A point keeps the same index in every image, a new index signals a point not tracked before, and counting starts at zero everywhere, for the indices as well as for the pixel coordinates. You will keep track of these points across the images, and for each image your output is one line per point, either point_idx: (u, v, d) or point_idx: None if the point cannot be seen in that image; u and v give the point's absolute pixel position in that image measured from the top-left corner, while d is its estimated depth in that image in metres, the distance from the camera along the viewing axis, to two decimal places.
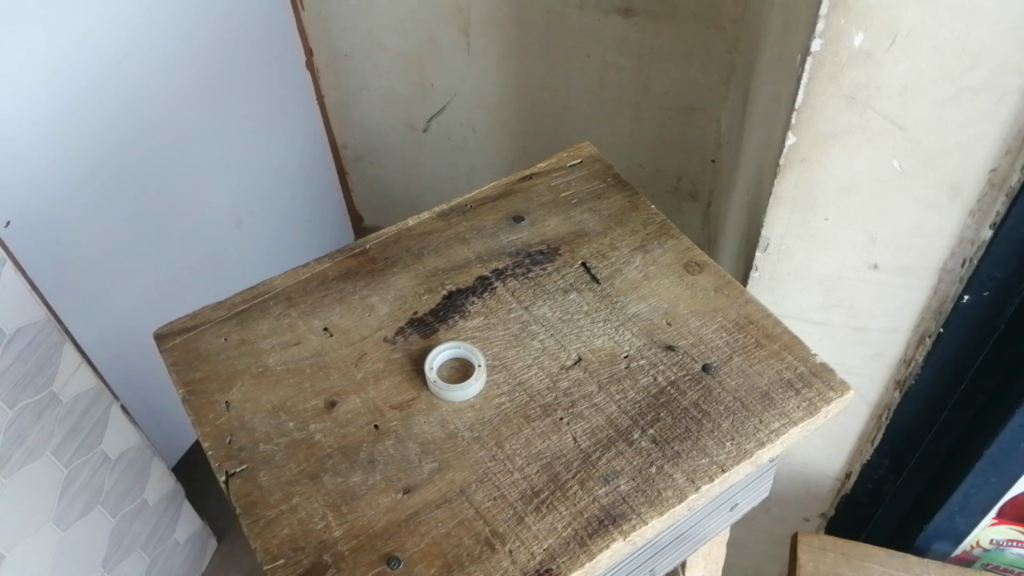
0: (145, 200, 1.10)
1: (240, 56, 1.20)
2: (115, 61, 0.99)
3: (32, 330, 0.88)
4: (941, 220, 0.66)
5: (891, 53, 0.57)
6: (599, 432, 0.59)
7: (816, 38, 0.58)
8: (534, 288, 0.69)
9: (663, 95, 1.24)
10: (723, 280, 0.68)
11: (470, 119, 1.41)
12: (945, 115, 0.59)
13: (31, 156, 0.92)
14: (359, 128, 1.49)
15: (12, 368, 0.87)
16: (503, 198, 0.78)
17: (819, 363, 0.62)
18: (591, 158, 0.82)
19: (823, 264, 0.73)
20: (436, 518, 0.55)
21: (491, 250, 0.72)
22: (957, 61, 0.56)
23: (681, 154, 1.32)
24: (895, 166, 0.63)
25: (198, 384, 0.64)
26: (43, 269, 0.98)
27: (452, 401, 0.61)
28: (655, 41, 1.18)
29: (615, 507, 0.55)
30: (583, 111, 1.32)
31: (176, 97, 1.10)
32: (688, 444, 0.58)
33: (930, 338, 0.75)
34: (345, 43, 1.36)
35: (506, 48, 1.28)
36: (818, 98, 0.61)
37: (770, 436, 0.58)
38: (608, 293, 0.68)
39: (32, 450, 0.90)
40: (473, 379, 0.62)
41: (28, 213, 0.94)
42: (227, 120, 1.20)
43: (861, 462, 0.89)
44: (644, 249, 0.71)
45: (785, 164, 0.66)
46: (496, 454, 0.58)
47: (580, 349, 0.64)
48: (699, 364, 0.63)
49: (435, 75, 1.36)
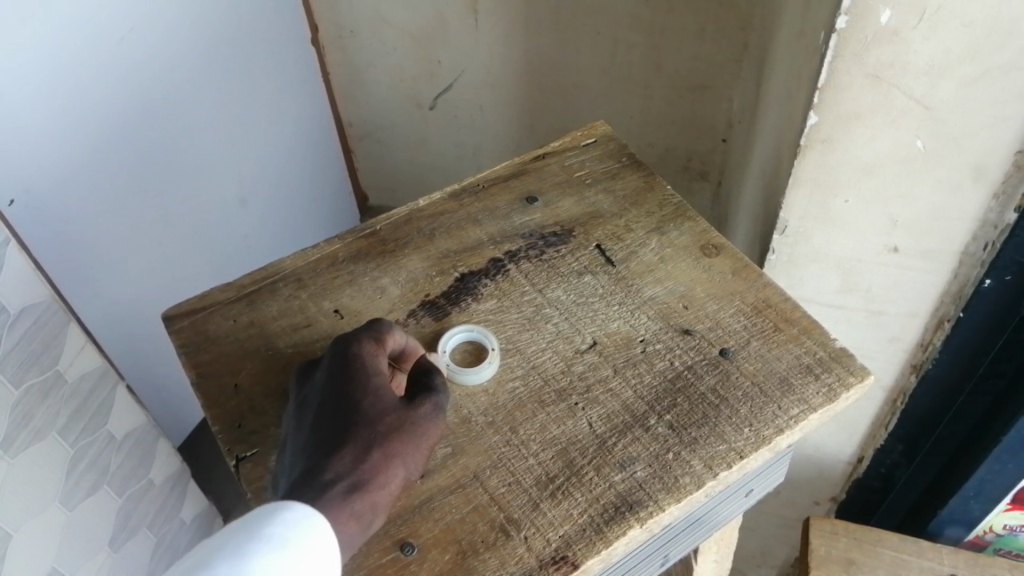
0: (149, 179, 1.08)
1: (245, 30, 1.18)
2: (120, 37, 0.97)
3: (36, 309, 0.88)
4: (964, 203, 0.65)
5: (918, 31, 0.55)
6: (615, 417, 0.58)
7: (842, 15, 0.56)
8: (548, 271, 0.68)
9: (674, 73, 1.23)
10: (741, 263, 0.67)
11: (478, 97, 1.39)
12: (972, 94, 0.58)
13: (33, 132, 0.90)
14: (365, 105, 1.48)
15: (18, 347, 0.86)
16: (515, 178, 0.76)
17: (838, 348, 0.61)
18: (605, 137, 0.80)
19: (841, 247, 0.71)
20: (450, 504, 0.54)
21: (504, 231, 0.71)
22: (986, 39, 0.54)
23: (692, 133, 1.30)
24: (918, 147, 0.62)
25: (208, 367, 0.63)
26: (47, 248, 0.96)
27: (468, 381, 0.60)
28: (667, 19, 1.16)
29: (632, 494, 0.54)
30: (592, 89, 1.30)
31: (181, 74, 1.08)
32: (705, 429, 0.57)
33: (949, 323, 0.74)
34: (351, 19, 1.34)
35: (514, 25, 1.26)
36: (842, 77, 0.59)
37: (788, 423, 0.57)
38: (623, 276, 0.67)
39: (38, 430, 0.90)
40: (486, 360, 0.61)
41: (33, 190, 0.92)
42: (233, 96, 1.19)
43: (873, 447, 0.89)
44: (660, 231, 0.70)
45: (806, 144, 0.64)
46: (511, 440, 0.57)
47: (595, 333, 0.63)
48: (717, 349, 0.61)
49: (443, 53, 1.34)
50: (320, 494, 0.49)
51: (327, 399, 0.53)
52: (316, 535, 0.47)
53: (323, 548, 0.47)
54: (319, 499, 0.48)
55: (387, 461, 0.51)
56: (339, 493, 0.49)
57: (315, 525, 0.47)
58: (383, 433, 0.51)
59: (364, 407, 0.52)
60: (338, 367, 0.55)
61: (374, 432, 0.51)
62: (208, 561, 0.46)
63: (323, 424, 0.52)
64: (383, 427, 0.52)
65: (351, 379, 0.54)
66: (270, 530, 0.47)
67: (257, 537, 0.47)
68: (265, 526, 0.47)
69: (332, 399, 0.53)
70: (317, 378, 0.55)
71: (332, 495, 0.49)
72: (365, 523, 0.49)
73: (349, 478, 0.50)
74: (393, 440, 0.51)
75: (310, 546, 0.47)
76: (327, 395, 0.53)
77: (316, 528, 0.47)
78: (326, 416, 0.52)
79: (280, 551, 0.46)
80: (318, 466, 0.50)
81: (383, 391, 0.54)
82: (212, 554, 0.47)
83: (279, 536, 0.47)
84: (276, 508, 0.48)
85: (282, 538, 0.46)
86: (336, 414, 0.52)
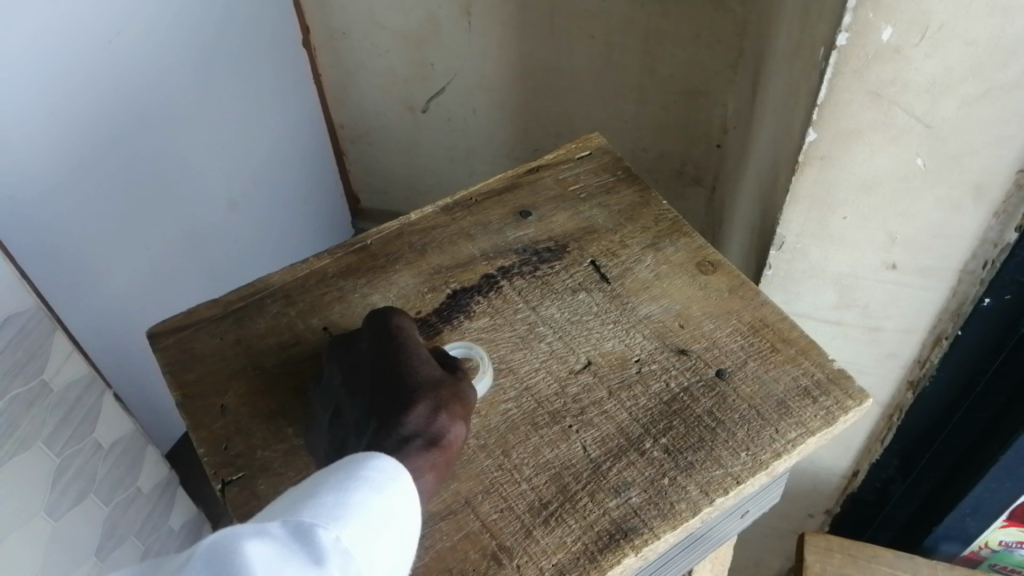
0: (138, 182, 1.06)
1: (233, 32, 1.16)
2: (108, 39, 0.95)
3: (21, 318, 0.86)
4: (963, 221, 0.64)
5: (920, 48, 0.54)
6: (610, 440, 0.57)
7: (842, 32, 0.54)
8: (542, 288, 0.67)
9: (669, 78, 1.21)
10: (737, 281, 0.66)
11: (471, 100, 1.37)
12: (974, 112, 0.56)
13: (17, 140, 0.88)
14: (357, 107, 1.46)
15: (2, 355, 0.84)
16: (509, 191, 0.75)
17: (836, 369, 0.60)
18: (600, 150, 0.79)
19: (839, 264, 0.70)
20: (441, 531, 0.53)
21: (497, 247, 0.70)
22: (989, 58, 0.53)
23: (686, 138, 1.29)
24: (918, 165, 0.61)
25: (193, 387, 0.62)
26: (32, 253, 0.94)
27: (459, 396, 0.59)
28: (662, 23, 1.15)
29: (627, 520, 0.52)
30: (586, 93, 1.29)
31: (170, 76, 1.06)
32: (701, 453, 0.56)
33: (948, 340, 0.73)
34: (343, 21, 1.32)
35: (508, 29, 1.24)
36: (842, 94, 0.58)
37: (786, 447, 0.56)
38: (618, 293, 0.66)
39: (23, 440, 0.88)
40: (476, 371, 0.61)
41: (19, 196, 0.90)
42: (221, 98, 1.17)
43: (869, 462, 0.88)
44: (655, 247, 0.69)
45: (803, 161, 0.63)
46: (503, 464, 0.56)
47: (589, 353, 0.62)
48: (713, 369, 0.60)
49: (435, 55, 1.32)
50: (399, 447, 0.49)
51: (381, 367, 0.54)
52: (408, 484, 0.46)
53: (412, 498, 0.46)
54: (401, 449, 0.49)
55: (456, 420, 0.52)
56: (419, 445, 0.49)
57: (403, 472, 0.47)
58: (447, 395, 0.53)
59: (422, 374, 0.54)
60: (384, 339, 0.56)
61: (438, 394, 0.52)
62: (306, 502, 0.44)
63: (385, 386, 0.53)
64: (445, 390, 0.53)
65: (401, 349, 0.55)
66: (367, 473, 0.46)
67: (356, 477, 0.45)
68: (359, 470, 0.46)
69: (388, 366, 0.54)
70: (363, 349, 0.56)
71: (413, 446, 0.49)
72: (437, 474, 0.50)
73: (425, 432, 0.50)
74: (455, 403, 0.53)
75: (404, 491, 0.46)
76: (380, 362, 0.54)
77: (407, 477, 0.47)
78: (383, 382, 0.53)
79: (378, 492, 0.45)
80: (394, 421, 0.50)
81: (431, 362, 0.55)
82: (311, 494, 0.44)
83: (378, 480, 0.45)
84: (367, 456, 0.47)
85: (381, 480, 0.45)
86: (396, 378, 0.53)
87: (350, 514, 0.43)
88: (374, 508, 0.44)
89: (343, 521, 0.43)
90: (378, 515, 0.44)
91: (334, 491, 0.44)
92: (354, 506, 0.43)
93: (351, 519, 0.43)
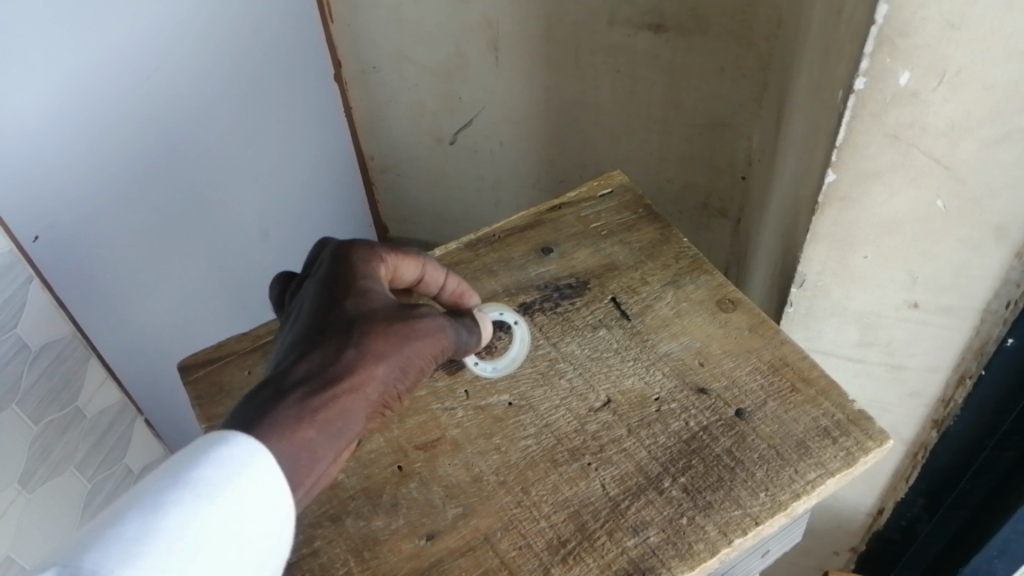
0: (171, 213, 1.08)
1: (264, 68, 1.19)
2: (145, 75, 0.97)
3: (57, 345, 0.90)
4: (985, 261, 0.63)
5: (938, 92, 0.54)
6: (628, 479, 0.57)
7: (860, 76, 0.55)
8: (563, 324, 0.68)
9: (694, 111, 1.22)
10: (757, 319, 0.67)
11: (498, 132, 1.39)
12: (993, 154, 0.57)
13: (61, 175, 0.89)
14: (386, 139, 1.49)
15: (37, 385, 0.87)
16: (532, 228, 0.77)
17: (856, 410, 0.60)
18: (622, 187, 0.80)
19: (861, 302, 0.70)
20: (460, 567, 0.53)
21: (519, 283, 0.71)
22: (1008, 102, 0.53)
23: (711, 170, 1.29)
24: (937, 206, 0.61)
25: (221, 420, 0.63)
26: (69, 285, 0.94)
27: (478, 372, 0.65)
28: (687, 58, 1.15)
29: (644, 560, 0.53)
30: (612, 126, 1.30)
31: (202, 109, 1.08)
32: (720, 493, 0.56)
33: (971, 380, 0.73)
34: (373, 55, 1.35)
35: (535, 62, 1.26)
36: (860, 137, 0.58)
37: (805, 487, 0.56)
38: (639, 330, 0.67)
39: (55, 466, 0.90)
40: (516, 344, 0.67)
41: (56, 226, 0.90)
42: (251, 131, 1.20)
43: (894, 500, 0.87)
44: (676, 284, 0.70)
45: (824, 202, 0.63)
46: (523, 501, 0.57)
47: (609, 391, 0.63)
48: (733, 409, 0.61)
49: (463, 89, 1.34)
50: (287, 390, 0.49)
51: (315, 306, 0.55)
52: (253, 491, 0.46)
53: (270, 485, 0.46)
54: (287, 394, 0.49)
55: (364, 357, 0.51)
56: (310, 389, 0.49)
57: (263, 464, 0.46)
58: (361, 332, 0.52)
59: (346, 311, 0.54)
60: (329, 279, 0.56)
61: (349, 333, 0.52)
62: (123, 515, 0.43)
63: (307, 328, 0.53)
64: (360, 326, 0.53)
65: (337, 287, 0.56)
66: (200, 484, 0.45)
67: (188, 484, 0.45)
68: (194, 473, 0.45)
69: (315, 305, 0.55)
70: (306, 288, 0.57)
71: (304, 388, 0.49)
72: (341, 420, 0.49)
73: (320, 378, 0.50)
74: (373, 340, 0.52)
75: (249, 492, 0.45)
76: (313, 302, 0.55)
77: (256, 482, 0.46)
78: (309, 323, 0.54)
79: (209, 502, 0.45)
80: (294, 364, 0.50)
81: (370, 298, 0.55)
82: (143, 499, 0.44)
83: (211, 485, 0.45)
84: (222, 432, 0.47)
85: (210, 497, 0.45)
86: (318, 317, 0.54)
87: (157, 540, 0.42)
88: (203, 522, 0.44)
89: (145, 550, 0.42)
90: (209, 524, 0.44)
91: (151, 507, 0.43)
92: (166, 529, 0.43)
93: (157, 546, 0.42)
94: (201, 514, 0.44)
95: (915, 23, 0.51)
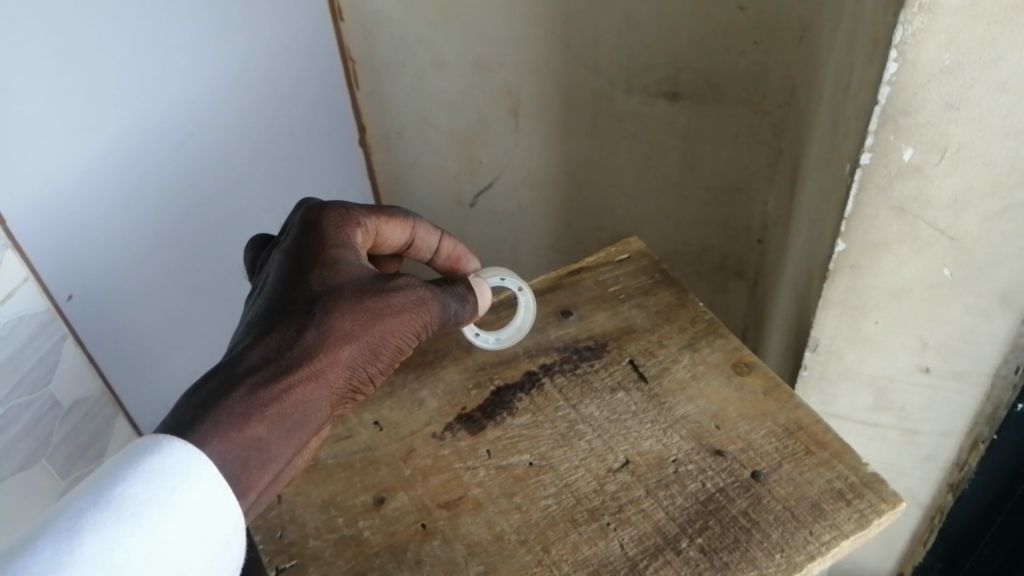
0: (198, 274, 1.10)
1: (291, 135, 1.23)
2: (180, 142, 1.00)
3: (87, 404, 0.97)
4: (992, 328, 0.66)
5: (941, 168, 0.57)
6: (647, 539, 0.58)
7: (865, 151, 0.58)
8: (582, 386, 0.70)
9: (709, 175, 1.23)
10: (772, 383, 0.68)
11: (517, 195, 1.42)
12: (995, 227, 0.59)
13: (98, 235, 0.92)
14: (407, 202, 1.53)
15: (65, 441, 0.95)
16: (551, 291, 0.79)
17: (870, 473, 0.61)
18: (639, 253, 0.82)
19: (874, 366, 0.72)
20: None
21: (539, 345, 0.74)
22: (1006, 177, 0.56)
23: (728, 233, 1.29)
24: (945, 275, 0.63)
25: None
26: (98, 341, 0.97)
27: (479, 342, 0.74)
28: (702, 124, 1.17)
29: None
30: (627, 189, 1.31)
31: (231, 174, 1.12)
32: (736, 554, 0.57)
33: (984, 444, 0.74)
34: (396, 121, 1.40)
35: (553, 127, 1.29)
36: (868, 209, 0.61)
37: (820, 549, 0.57)
38: (656, 393, 0.69)
39: None
40: (522, 311, 0.75)
41: (90, 285, 0.94)
42: (276, 195, 1.23)
43: (913, 564, 0.89)
44: (692, 347, 0.72)
45: (834, 270, 0.65)
46: (543, 559, 0.58)
47: (628, 452, 0.64)
48: (749, 471, 0.62)
49: (483, 153, 1.38)
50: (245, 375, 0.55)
51: (279, 286, 0.61)
52: (186, 507, 0.48)
53: (199, 496, 0.49)
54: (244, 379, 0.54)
55: (323, 340, 0.57)
56: (266, 373, 0.55)
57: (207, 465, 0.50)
58: (322, 314, 0.58)
59: (308, 291, 0.59)
60: (295, 261, 0.62)
61: (308, 314, 0.58)
62: (48, 535, 0.45)
63: (270, 308, 0.59)
64: (319, 307, 0.58)
65: (302, 267, 0.61)
66: (128, 502, 0.47)
67: (111, 503, 0.47)
68: (118, 492, 0.47)
69: (279, 284, 0.61)
70: (273, 265, 0.63)
71: (260, 373, 0.55)
72: (299, 403, 0.56)
73: (276, 365, 0.56)
74: (331, 324, 0.58)
75: (176, 509, 0.48)
76: (277, 284, 0.61)
77: (189, 496, 0.48)
78: (273, 303, 0.59)
79: (132, 519, 0.47)
80: (252, 347, 0.56)
81: (335, 276, 0.61)
82: (66, 518, 0.46)
83: (134, 504, 0.47)
84: (166, 430, 0.51)
85: (138, 516, 0.47)
86: (281, 299, 0.59)
87: (81, 560, 0.44)
88: (126, 541, 0.46)
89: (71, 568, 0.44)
90: (132, 543, 0.46)
91: (77, 527, 0.45)
92: (91, 548, 0.45)
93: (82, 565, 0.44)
94: (124, 535, 0.46)
95: (916, 103, 0.54)
